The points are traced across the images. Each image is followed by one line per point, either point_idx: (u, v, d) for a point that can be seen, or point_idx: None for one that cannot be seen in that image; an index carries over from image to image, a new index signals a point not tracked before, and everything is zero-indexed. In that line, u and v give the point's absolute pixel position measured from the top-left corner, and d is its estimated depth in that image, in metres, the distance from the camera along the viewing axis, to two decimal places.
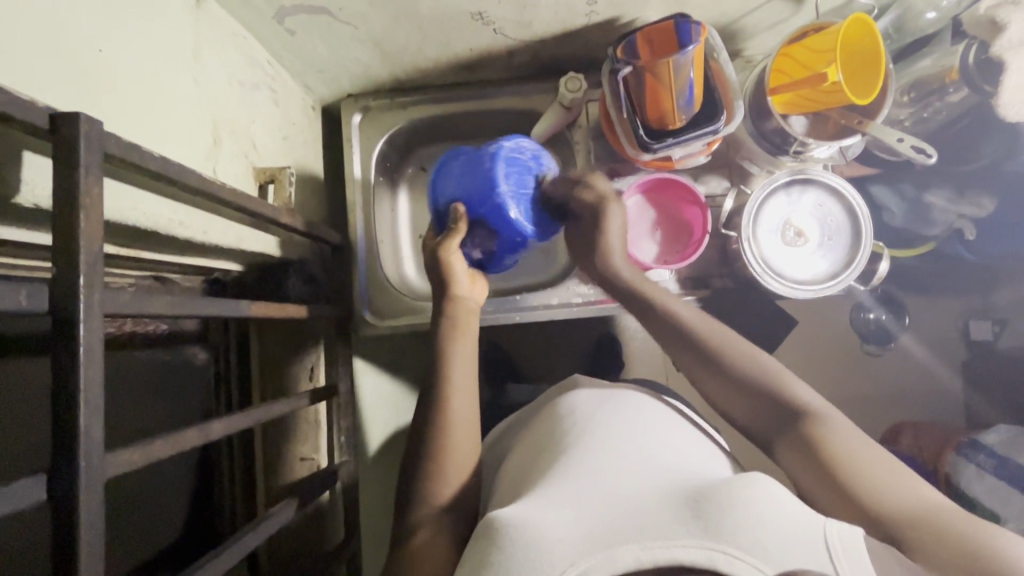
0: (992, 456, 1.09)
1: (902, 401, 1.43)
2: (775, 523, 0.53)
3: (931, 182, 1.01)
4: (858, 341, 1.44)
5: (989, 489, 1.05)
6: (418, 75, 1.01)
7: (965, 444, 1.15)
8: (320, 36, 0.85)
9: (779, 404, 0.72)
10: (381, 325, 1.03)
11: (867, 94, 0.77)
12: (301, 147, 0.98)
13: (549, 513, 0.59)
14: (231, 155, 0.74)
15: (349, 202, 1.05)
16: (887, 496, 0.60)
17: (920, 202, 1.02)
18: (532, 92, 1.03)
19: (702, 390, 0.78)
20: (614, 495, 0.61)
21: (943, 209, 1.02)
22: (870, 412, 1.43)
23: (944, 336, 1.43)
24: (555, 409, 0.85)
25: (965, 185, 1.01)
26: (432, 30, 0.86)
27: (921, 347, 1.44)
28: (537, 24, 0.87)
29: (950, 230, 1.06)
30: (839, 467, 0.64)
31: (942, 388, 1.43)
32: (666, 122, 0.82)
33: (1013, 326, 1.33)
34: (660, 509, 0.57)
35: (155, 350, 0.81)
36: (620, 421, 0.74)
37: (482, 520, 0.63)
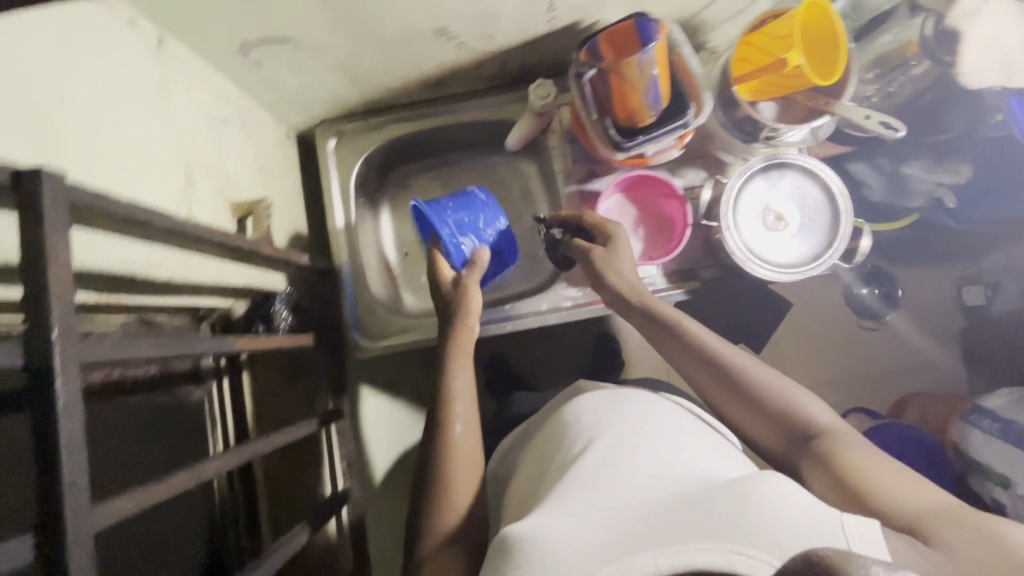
0: (996, 420, 1.09)
1: (904, 372, 1.43)
2: (791, 519, 0.51)
3: (907, 155, 1.01)
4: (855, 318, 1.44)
5: (996, 452, 1.06)
6: (388, 94, 1.01)
7: (970, 411, 1.15)
8: (287, 65, 0.85)
9: (790, 416, 0.73)
10: (380, 344, 1.02)
11: (829, 77, 0.78)
12: (277, 177, 0.98)
13: (566, 529, 0.58)
14: (206, 192, 0.74)
15: (331, 227, 1.05)
16: (899, 494, 0.61)
17: (898, 174, 1.03)
18: (503, 101, 1.04)
19: (719, 403, 0.78)
20: (626, 505, 0.59)
21: (919, 180, 1.02)
22: (873, 386, 1.43)
23: (940, 304, 1.44)
24: (559, 420, 0.84)
25: (943, 156, 1.01)
26: (397, 49, 0.87)
27: (919, 317, 1.45)
28: (500, 35, 0.87)
29: (931, 200, 1.06)
30: (854, 471, 0.65)
31: (944, 356, 1.43)
32: (635, 120, 0.83)
33: (1006, 290, 1.31)
34: (676, 510, 0.55)
35: (147, 393, 0.79)
36: (625, 426, 0.73)
37: (496, 540, 0.63)
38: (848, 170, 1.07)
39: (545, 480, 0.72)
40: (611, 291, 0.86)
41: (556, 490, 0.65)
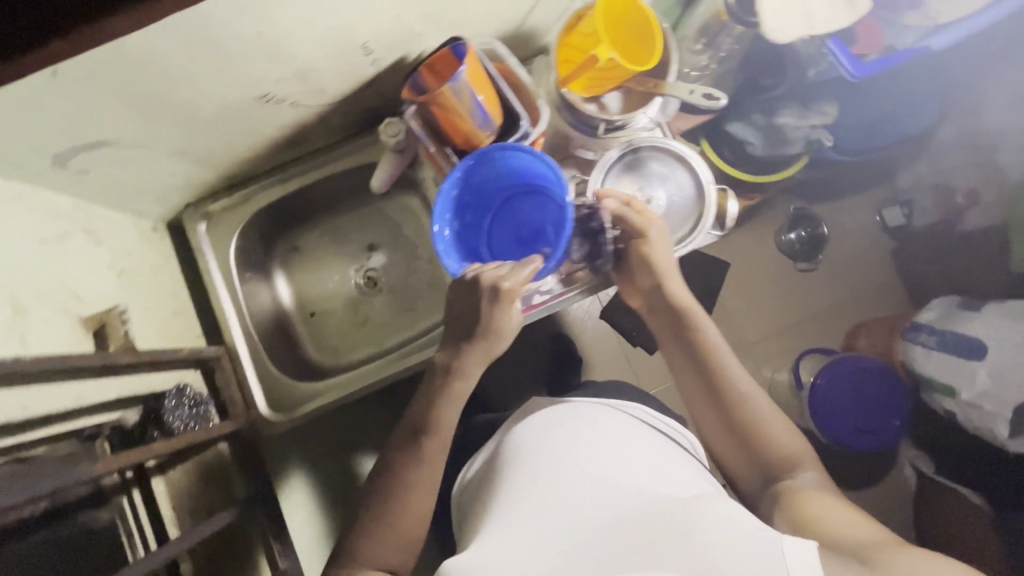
0: (933, 333, 1.22)
1: (848, 305, 1.46)
2: (725, 542, 0.57)
3: (780, 105, 1.04)
4: (790, 262, 1.47)
5: (937, 363, 1.19)
6: (245, 164, 1.00)
7: (910, 328, 1.29)
8: (117, 165, 0.83)
9: (765, 449, 0.77)
10: (301, 412, 1.01)
11: (650, 57, 0.80)
12: (146, 274, 0.95)
13: (505, 556, 0.65)
14: (45, 318, 0.71)
15: (220, 308, 1.03)
16: (846, 531, 0.61)
17: (773, 126, 1.06)
18: (365, 145, 1.04)
19: (702, 416, 0.83)
20: (572, 534, 0.65)
21: (794, 127, 1.05)
22: (821, 325, 1.46)
23: (864, 231, 1.47)
24: (509, 440, 0.83)
25: (809, 99, 1.05)
26: (230, 124, 0.86)
27: (847, 248, 1.47)
28: (329, 87, 0.87)
29: (809, 142, 1.10)
30: (805, 506, 0.67)
31: (882, 280, 1.46)
32: (474, 143, 0.82)
33: (920, 205, 1.40)
34: (620, 538, 0.62)
35: (46, 529, 0.75)
36: (588, 443, 0.76)
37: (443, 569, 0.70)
38: (728, 130, 1.10)
39: (490, 502, 0.75)
40: (648, 279, 0.87)
41: (501, 515, 0.71)
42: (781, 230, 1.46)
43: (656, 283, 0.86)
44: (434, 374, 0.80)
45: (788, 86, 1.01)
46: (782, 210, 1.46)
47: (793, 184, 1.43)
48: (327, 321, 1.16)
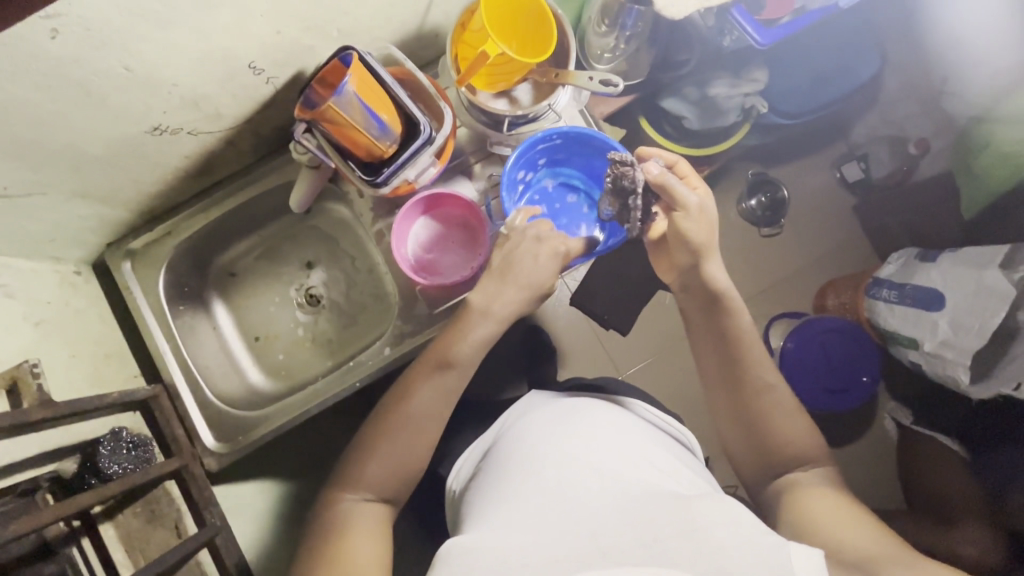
0: (894, 287, 1.22)
1: (817, 264, 1.43)
2: (734, 543, 0.59)
3: (707, 77, 1.02)
4: (753, 228, 1.43)
5: (901, 317, 1.19)
6: (162, 196, 0.98)
7: (871, 284, 1.28)
8: (15, 215, 0.81)
9: (775, 440, 0.78)
10: (253, 437, 0.99)
11: (548, 44, 0.78)
12: (70, 320, 0.93)
13: (513, 540, 0.65)
14: None
15: (156, 346, 1.01)
16: (851, 534, 0.62)
17: (707, 99, 1.03)
18: (285, 163, 1.02)
19: (721, 404, 0.84)
20: (583, 523, 0.65)
21: (727, 97, 1.02)
22: (789, 289, 1.43)
23: (825, 189, 1.44)
24: (519, 430, 0.85)
25: (738, 67, 1.02)
26: (128, 160, 0.83)
27: (810, 208, 1.44)
28: (227, 111, 0.85)
29: (745, 111, 1.06)
30: (809, 504, 0.69)
31: (849, 237, 1.43)
32: (376, 154, 0.80)
33: (876, 158, 1.37)
34: (627, 533, 0.62)
35: None
36: (605, 439, 0.77)
37: (443, 545, 0.70)
38: (663, 107, 1.06)
39: (493, 488, 0.75)
40: (685, 255, 0.85)
41: (504, 500, 0.72)
42: (742, 198, 1.42)
43: (693, 261, 0.84)
44: (417, 368, 0.80)
45: (699, 58, 1.01)
46: (741, 176, 1.42)
47: (746, 150, 1.42)
48: (274, 343, 1.13)
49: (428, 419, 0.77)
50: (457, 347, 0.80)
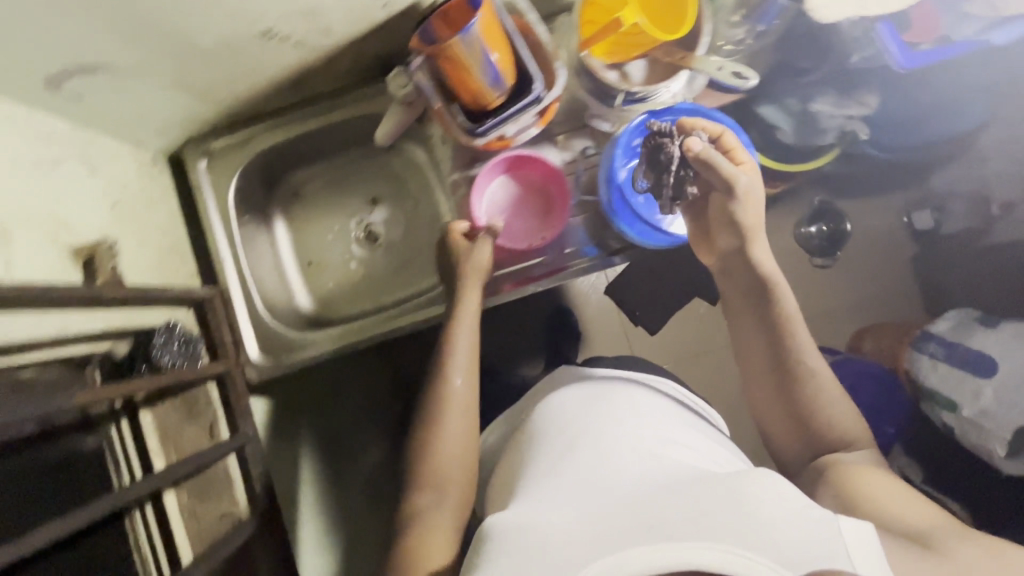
0: (943, 344, 1.16)
1: (865, 306, 1.40)
2: (785, 523, 0.57)
3: (813, 90, 0.96)
4: (807, 256, 1.40)
5: (943, 375, 1.14)
6: (249, 103, 0.96)
7: (919, 336, 1.22)
8: (114, 91, 0.80)
9: (822, 424, 0.77)
10: (294, 357, 1.01)
11: (681, 24, 0.75)
12: (143, 208, 0.93)
13: (557, 515, 0.62)
14: (34, 242, 0.70)
15: (217, 250, 1.01)
16: (901, 512, 0.65)
17: (807, 114, 0.98)
18: (375, 93, 1.00)
19: (757, 397, 0.83)
20: (622, 499, 0.62)
21: (829, 116, 0.97)
22: (828, 326, 1.40)
23: (887, 232, 1.39)
24: (551, 407, 0.86)
25: (848, 89, 0.97)
26: (232, 58, 0.82)
27: (869, 248, 1.41)
28: (337, 28, 0.82)
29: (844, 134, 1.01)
30: (862, 485, 0.70)
31: (902, 286, 1.39)
32: (483, 103, 0.78)
33: (951, 211, 1.33)
34: (668, 503, 0.60)
35: (30, 451, 0.78)
36: (631, 423, 0.76)
37: (484, 522, 0.67)
38: (758, 112, 1.00)
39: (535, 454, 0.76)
40: (731, 238, 0.84)
41: (544, 476, 0.70)
42: (801, 224, 1.38)
43: (739, 244, 0.83)
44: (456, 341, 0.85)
45: (824, 71, 0.94)
46: (806, 202, 1.37)
47: (820, 175, 1.36)
48: (325, 270, 1.14)
49: (462, 414, 0.82)
50: (458, 333, 0.87)
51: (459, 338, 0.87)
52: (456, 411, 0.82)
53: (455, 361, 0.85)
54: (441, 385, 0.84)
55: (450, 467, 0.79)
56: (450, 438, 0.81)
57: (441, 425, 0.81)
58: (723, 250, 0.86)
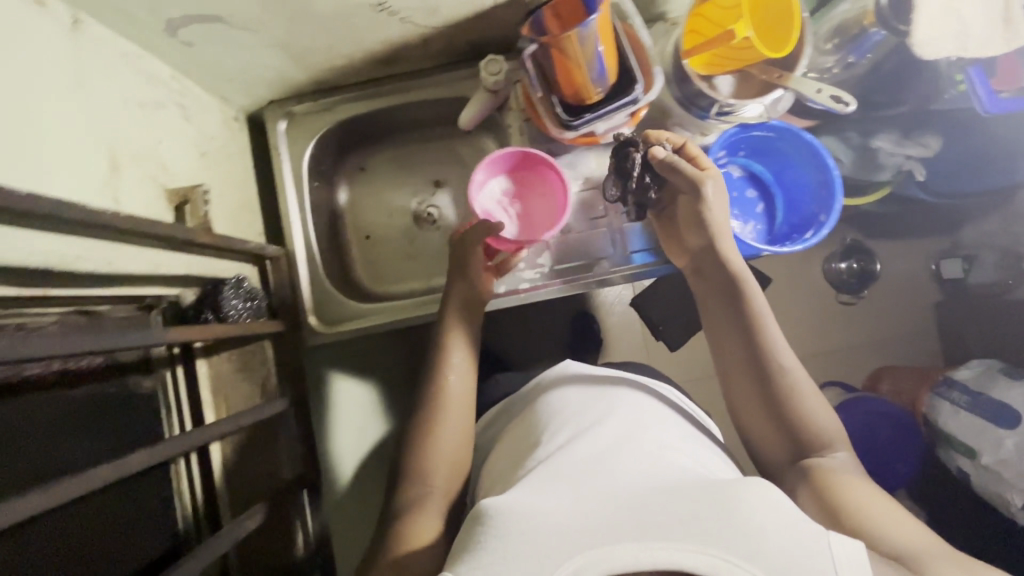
0: (966, 392, 1.15)
1: (885, 346, 1.41)
2: (774, 528, 0.53)
3: (875, 127, 0.98)
4: (832, 291, 1.41)
5: (964, 423, 1.13)
6: (337, 73, 0.98)
7: (940, 382, 1.22)
8: (221, 44, 0.81)
9: (806, 430, 0.76)
10: (346, 327, 1.01)
11: (784, 43, 0.76)
12: (224, 161, 0.95)
13: (542, 507, 0.59)
14: (135, 179, 0.72)
15: (285, 213, 1.02)
16: (887, 530, 0.63)
17: (867, 148, 1.00)
18: (459, 79, 1.01)
19: (742, 408, 0.81)
20: (617, 497, 0.59)
21: (890, 153, 0.98)
22: (847, 362, 1.41)
23: (913, 277, 1.41)
24: (541, 406, 0.83)
25: (910, 128, 0.98)
26: (339, 25, 0.83)
27: (894, 290, 1.42)
28: (444, 9, 0.84)
29: (901, 172, 1.01)
30: (846, 497, 0.67)
31: (922, 331, 1.41)
32: (582, 98, 0.81)
33: (982, 261, 1.30)
34: (661, 507, 0.55)
35: (90, 385, 0.79)
36: (620, 421, 0.74)
37: (472, 511, 0.63)
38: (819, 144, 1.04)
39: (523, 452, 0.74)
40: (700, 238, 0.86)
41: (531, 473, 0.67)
42: (831, 258, 1.40)
43: (708, 241, 0.85)
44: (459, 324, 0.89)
45: (912, 108, 0.95)
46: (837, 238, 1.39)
47: (858, 213, 1.36)
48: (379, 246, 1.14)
49: (457, 413, 0.83)
50: (452, 336, 0.89)
51: (453, 342, 0.89)
52: (453, 409, 0.83)
53: (449, 362, 0.87)
54: (436, 384, 0.85)
55: (445, 459, 0.79)
56: (450, 430, 0.82)
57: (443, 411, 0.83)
58: (694, 250, 0.87)
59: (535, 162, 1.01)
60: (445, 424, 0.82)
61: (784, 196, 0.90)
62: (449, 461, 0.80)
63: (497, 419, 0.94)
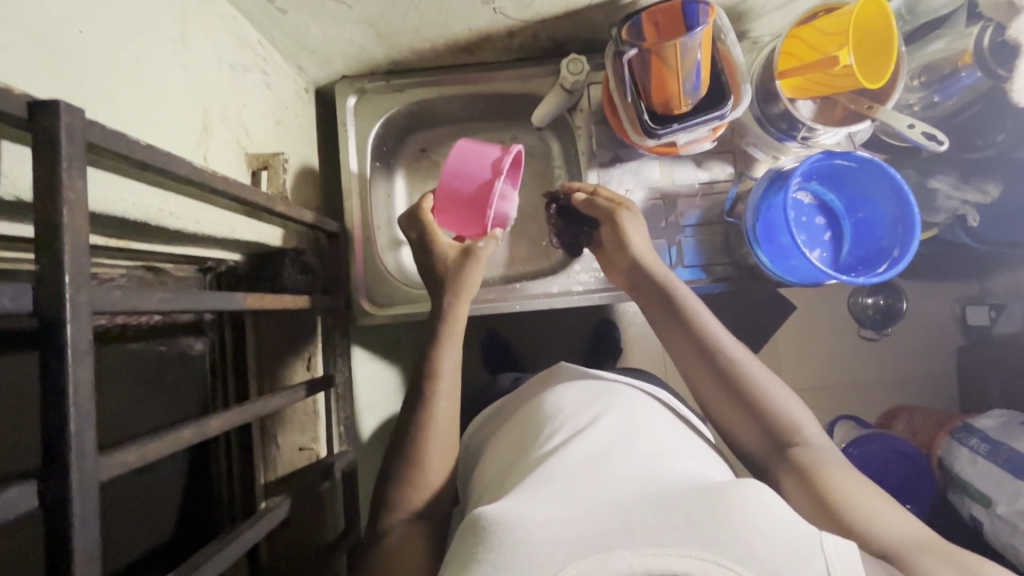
0: (986, 440, 1.06)
1: (911, 384, 1.34)
2: (767, 527, 0.50)
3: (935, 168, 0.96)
4: (855, 325, 1.33)
5: (980, 472, 1.04)
6: (414, 55, 0.97)
7: (960, 428, 1.13)
8: (312, 15, 0.81)
9: (774, 419, 0.70)
10: (391, 310, 1.00)
11: (880, 75, 0.76)
12: (294, 131, 0.94)
13: (530, 514, 0.53)
14: (222, 140, 0.71)
15: (344, 189, 1.01)
16: (885, 524, 0.58)
17: (923, 187, 0.97)
18: (535, 75, 1.01)
19: (716, 411, 0.74)
20: (603, 497, 0.55)
21: (946, 196, 0.95)
22: (867, 399, 1.34)
23: (939, 324, 1.34)
24: (537, 402, 0.77)
25: (970, 172, 0.96)
26: (432, 8, 0.83)
27: (919, 334, 1.34)
28: (538, 4, 0.84)
29: (953, 217, 1.00)
30: (836, 496, 0.61)
31: (940, 374, 1.34)
32: (671, 107, 0.81)
33: (1010, 312, 1.21)
34: (653, 512, 0.51)
35: (147, 341, 0.78)
36: (609, 415, 0.69)
37: (466, 519, 0.57)
38: None
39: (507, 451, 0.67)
40: (623, 258, 0.84)
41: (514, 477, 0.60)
42: (856, 291, 1.32)
43: (633, 261, 0.83)
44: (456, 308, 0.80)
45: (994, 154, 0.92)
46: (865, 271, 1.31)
47: None
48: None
49: (443, 436, 0.72)
50: (427, 353, 0.78)
51: (445, 367, 0.76)
52: (440, 437, 0.72)
53: (439, 391, 0.75)
54: (423, 411, 0.73)
55: (433, 480, 0.70)
56: (437, 451, 0.71)
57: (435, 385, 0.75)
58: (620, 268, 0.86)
59: (601, 166, 1.00)
60: (433, 443, 0.71)
61: (854, 228, 0.90)
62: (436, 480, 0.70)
63: (497, 414, 0.88)
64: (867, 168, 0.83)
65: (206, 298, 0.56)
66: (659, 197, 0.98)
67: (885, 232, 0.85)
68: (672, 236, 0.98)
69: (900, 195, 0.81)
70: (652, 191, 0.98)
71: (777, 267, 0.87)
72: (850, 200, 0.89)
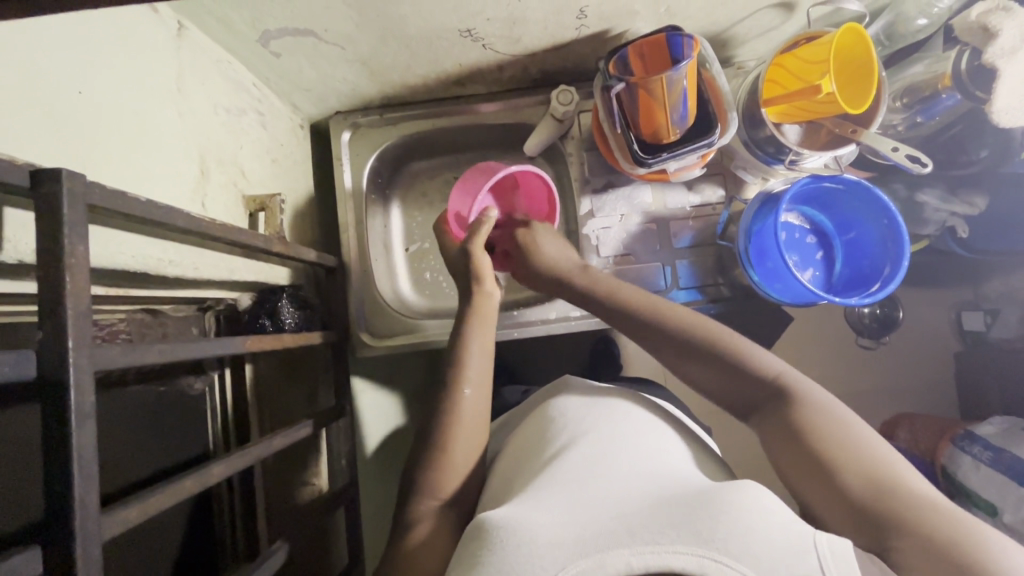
0: (988, 447, 1.04)
1: (910, 390, 1.34)
2: (764, 527, 0.50)
3: (922, 181, 0.97)
4: (852, 335, 1.34)
5: (984, 480, 1.01)
6: (406, 89, 0.99)
7: (961, 435, 1.10)
8: (306, 57, 0.82)
9: (750, 376, 0.70)
10: (390, 342, 1.00)
11: (863, 99, 0.78)
12: (289, 167, 0.95)
13: (537, 520, 0.54)
14: (219, 185, 0.73)
15: (341, 223, 1.02)
16: (879, 503, 0.56)
17: (911, 202, 0.99)
18: (526, 105, 1.03)
19: (709, 385, 0.73)
20: (603, 499, 0.56)
21: (934, 209, 0.97)
22: (868, 407, 1.33)
23: (934, 329, 1.34)
24: (542, 415, 0.78)
25: (957, 186, 0.97)
26: (422, 47, 0.85)
27: (916, 340, 1.34)
28: (527, 39, 0.86)
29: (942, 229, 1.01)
30: (839, 476, 0.59)
31: (940, 380, 1.33)
32: (659, 136, 0.83)
33: (1005, 317, 1.20)
34: (650, 512, 0.53)
35: (148, 383, 0.78)
36: (612, 422, 0.70)
37: (469, 524, 0.59)
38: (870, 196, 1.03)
39: (529, 467, 0.67)
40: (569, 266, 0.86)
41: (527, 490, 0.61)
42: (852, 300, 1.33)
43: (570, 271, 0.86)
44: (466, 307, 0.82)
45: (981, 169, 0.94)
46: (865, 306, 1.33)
47: None
48: (424, 262, 1.11)
49: (456, 446, 0.71)
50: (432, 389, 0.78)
51: (473, 346, 0.78)
52: (455, 420, 0.72)
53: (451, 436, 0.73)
54: (446, 403, 0.74)
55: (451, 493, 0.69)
56: (461, 442, 0.71)
57: (441, 427, 0.72)
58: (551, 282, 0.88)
59: (593, 192, 1.01)
60: (453, 469, 0.70)
61: (845, 248, 0.91)
62: (453, 472, 0.70)
63: (504, 427, 0.89)
64: (854, 186, 0.84)
65: (208, 346, 0.57)
66: (652, 222, 1.00)
67: (873, 252, 0.86)
68: (667, 259, 0.99)
69: (887, 214, 0.82)
70: (646, 215, 1.00)
71: (765, 288, 0.88)
72: (840, 220, 0.91)
